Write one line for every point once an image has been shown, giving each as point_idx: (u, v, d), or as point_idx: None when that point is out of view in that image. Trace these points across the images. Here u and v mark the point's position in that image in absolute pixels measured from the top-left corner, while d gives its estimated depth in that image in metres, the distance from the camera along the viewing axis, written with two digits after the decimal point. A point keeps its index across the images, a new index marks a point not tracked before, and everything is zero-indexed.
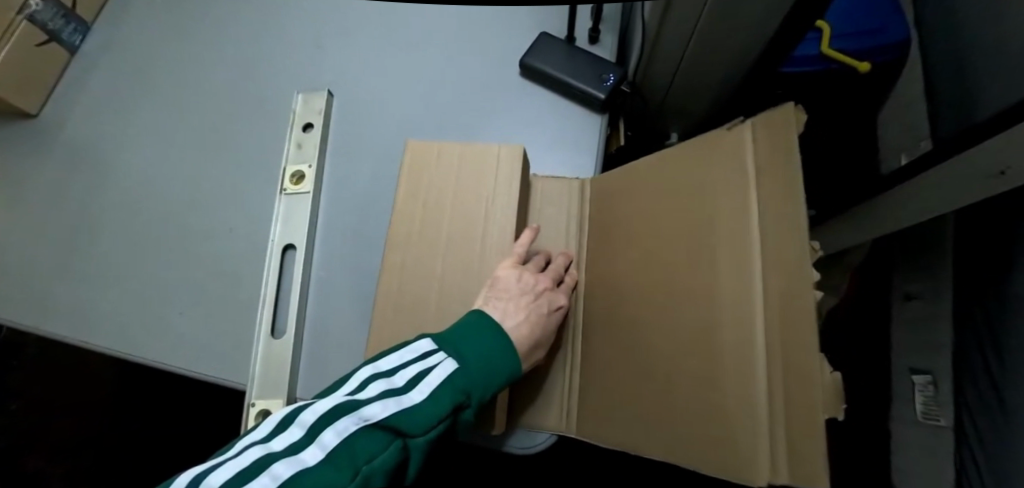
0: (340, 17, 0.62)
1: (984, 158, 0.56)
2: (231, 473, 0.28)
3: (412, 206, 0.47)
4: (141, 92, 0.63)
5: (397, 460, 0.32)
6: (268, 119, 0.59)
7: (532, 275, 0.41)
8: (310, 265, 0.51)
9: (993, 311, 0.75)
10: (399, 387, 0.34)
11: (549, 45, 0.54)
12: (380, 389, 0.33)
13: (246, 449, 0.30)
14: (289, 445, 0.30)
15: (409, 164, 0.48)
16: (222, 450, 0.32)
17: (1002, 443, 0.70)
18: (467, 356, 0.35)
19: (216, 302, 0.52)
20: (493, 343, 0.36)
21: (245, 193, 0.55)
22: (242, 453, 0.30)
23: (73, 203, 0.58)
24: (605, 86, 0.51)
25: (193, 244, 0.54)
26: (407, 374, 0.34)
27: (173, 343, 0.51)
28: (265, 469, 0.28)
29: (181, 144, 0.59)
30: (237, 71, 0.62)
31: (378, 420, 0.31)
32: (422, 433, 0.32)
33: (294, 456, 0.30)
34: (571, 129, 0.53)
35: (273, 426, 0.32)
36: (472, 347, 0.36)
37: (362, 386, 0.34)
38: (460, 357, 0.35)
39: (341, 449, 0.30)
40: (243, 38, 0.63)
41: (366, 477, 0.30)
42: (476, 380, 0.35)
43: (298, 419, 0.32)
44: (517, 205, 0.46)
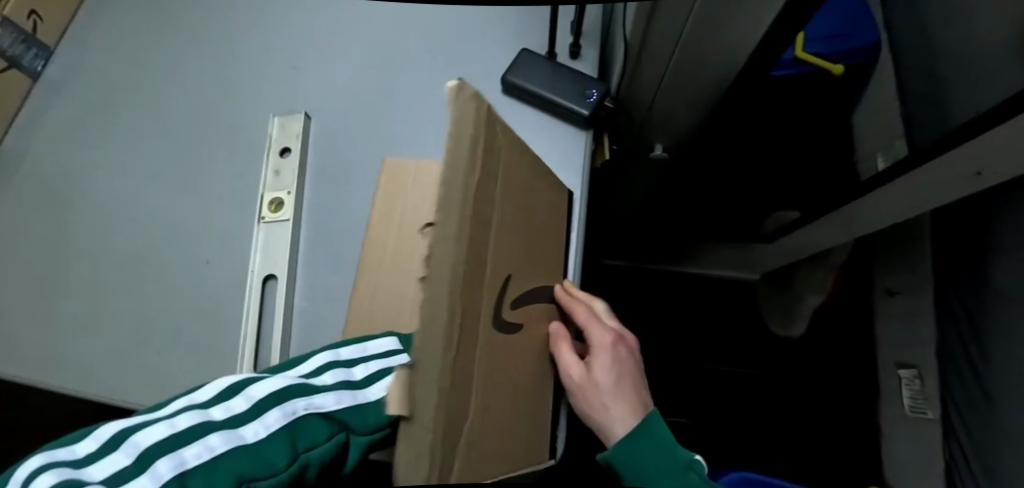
0: (314, 36, 0.60)
1: (964, 159, 0.57)
2: (165, 432, 0.24)
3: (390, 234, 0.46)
4: (107, 122, 0.60)
5: (337, 454, 0.30)
6: (243, 145, 0.57)
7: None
8: (293, 295, 0.49)
9: (973, 307, 0.77)
10: (356, 381, 0.34)
11: (530, 61, 0.53)
12: (338, 378, 0.33)
13: (180, 413, 0.26)
14: (229, 417, 0.26)
15: (386, 183, 0.49)
16: (138, 414, 0.27)
17: (988, 434, 0.71)
18: None
19: (194, 336, 0.50)
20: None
21: (221, 224, 0.53)
22: (172, 417, 0.26)
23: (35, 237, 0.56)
24: (589, 102, 0.50)
25: (167, 282, 0.52)
26: (365, 369, 0.36)
27: (150, 382, 0.49)
28: (199, 437, 0.24)
29: (152, 175, 0.57)
30: (208, 94, 0.60)
31: (331, 410, 0.30)
32: (369, 432, 0.32)
33: (231, 430, 0.26)
34: (556, 145, 0.52)
35: (215, 395, 0.28)
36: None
37: (317, 373, 0.34)
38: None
39: (285, 432, 0.27)
40: (214, 60, 0.61)
41: (302, 465, 0.27)
42: None
43: (243, 392, 0.28)
44: None
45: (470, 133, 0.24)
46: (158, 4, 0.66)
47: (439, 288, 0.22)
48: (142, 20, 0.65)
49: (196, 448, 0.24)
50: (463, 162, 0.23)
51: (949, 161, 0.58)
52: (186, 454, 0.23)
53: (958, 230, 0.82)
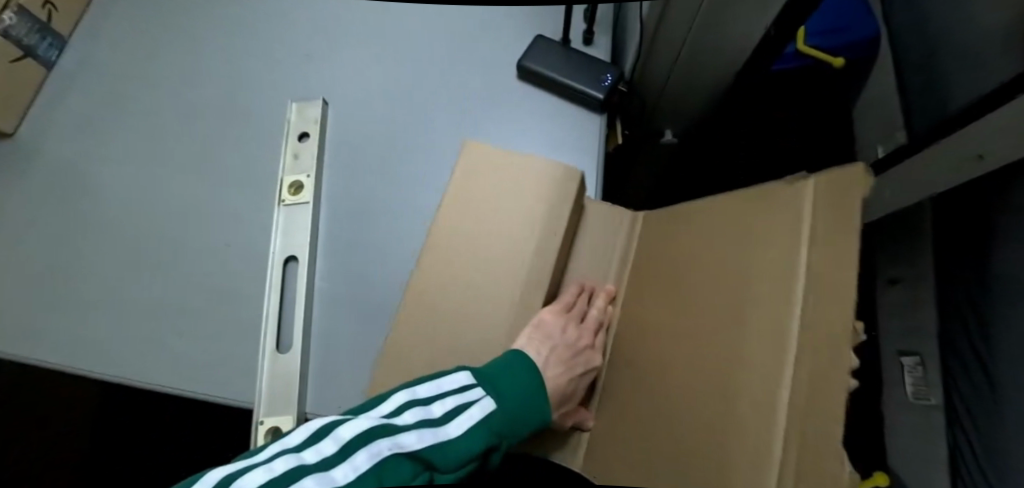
0: (331, 26, 0.61)
1: (968, 143, 0.58)
2: (263, 477, 0.29)
3: (464, 217, 0.46)
4: (127, 111, 0.61)
5: None
6: (263, 132, 0.58)
7: (576, 329, 0.44)
8: (314, 277, 0.50)
9: (976, 293, 0.78)
10: (436, 418, 0.35)
11: (545, 47, 0.54)
12: (417, 417, 0.35)
13: (278, 457, 0.31)
14: (320, 459, 0.31)
15: (463, 168, 0.48)
16: (252, 453, 0.33)
17: (993, 418, 0.72)
18: (505, 397, 0.37)
19: (217, 320, 0.50)
20: (532, 386, 0.39)
21: (243, 209, 0.54)
22: (271, 460, 0.31)
23: (52, 221, 0.56)
24: (604, 86, 0.52)
25: (188, 265, 0.52)
26: (445, 405, 0.36)
27: (171, 365, 0.49)
28: (295, 482, 0.29)
29: (172, 162, 0.58)
30: (225, 84, 0.61)
31: (412, 449, 0.33)
32: (452, 470, 0.34)
33: (324, 472, 0.31)
34: (571, 129, 0.53)
35: (305, 438, 0.33)
36: (510, 387, 0.38)
37: (399, 411, 0.35)
38: (498, 398, 0.37)
39: (370, 475, 0.31)
40: (231, 50, 0.62)
41: None
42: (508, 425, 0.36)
43: (332, 433, 0.32)
44: (557, 213, 0.46)
45: (825, 210, 0.28)
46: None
47: (816, 337, 0.25)
48: (159, 11, 0.66)
49: None
50: (830, 230, 0.27)
51: (954, 144, 0.60)
52: None
53: (958, 218, 0.84)
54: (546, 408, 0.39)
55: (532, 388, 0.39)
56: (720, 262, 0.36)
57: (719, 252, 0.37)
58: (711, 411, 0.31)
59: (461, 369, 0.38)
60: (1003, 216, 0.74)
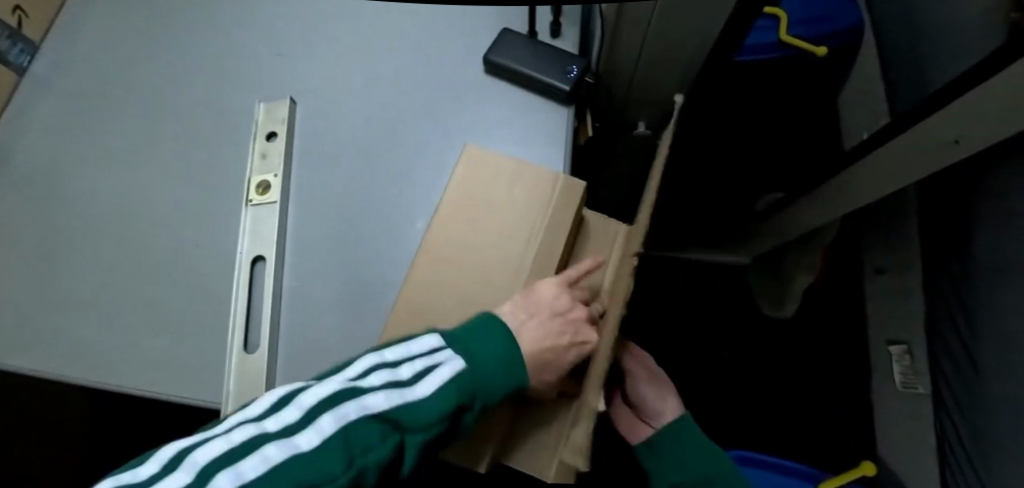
0: (298, 25, 0.61)
1: (945, 127, 0.58)
2: (221, 449, 0.30)
3: (451, 229, 0.45)
4: (96, 113, 0.60)
5: (392, 455, 0.32)
6: (231, 131, 0.57)
7: (568, 300, 0.40)
8: (281, 277, 0.50)
9: (960, 278, 0.78)
10: (404, 380, 0.34)
11: (511, 40, 0.54)
12: (384, 379, 0.34)
13: (239, 427, 0.32)
14: (282, 427, 0.31)
15: (467, 168, 0.48)
16: (224, 421, 0.34)
17: (980, 405, 0.72)
18: (478, 358, 0.35)
19: (182, 321, 0.50)
20: (505, 348, 0.36)
21: (210, 209, 0.54)
22: (233, 430, 0.32)
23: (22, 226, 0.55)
24: (570, 78, 0.51)
25: (157, 265, 0.52)
26: (413, 367, 0.35)
27: (136, 367, 0.48)
28: (254, 450, 0.29)
29: (141, 163, 0.57)
30: (194, 85, 0.60)
31: (380, 411, 0.32)
32: (421, 430, 0.33)
33: (287, 439, 0.31)
34: (538, 122, 0.53)
35: (269, 406, 0.33)
36: (483, 349, 0.36)
37: (365, 375, 0.35)
38: (470, 358, 0.35)
39: (335, 438, 0.31)
40: (199, 51, 0.62)
41: (359, 470, 0.31)
42: (482, 384, 0.34)
43: (297, 402, 0.33)
44: (530, 215, 0.46)
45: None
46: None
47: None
48: (127, 14, 0.65)
49: (251, 460, 0.29)
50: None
51: (930, 129, 0.59)
52: (243, 468, 0.28)
53: (943, 204, 0.83)
54: (522, 370, 0.35)
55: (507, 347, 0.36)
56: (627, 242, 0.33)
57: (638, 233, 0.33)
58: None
59: (431, 331, 0.37)
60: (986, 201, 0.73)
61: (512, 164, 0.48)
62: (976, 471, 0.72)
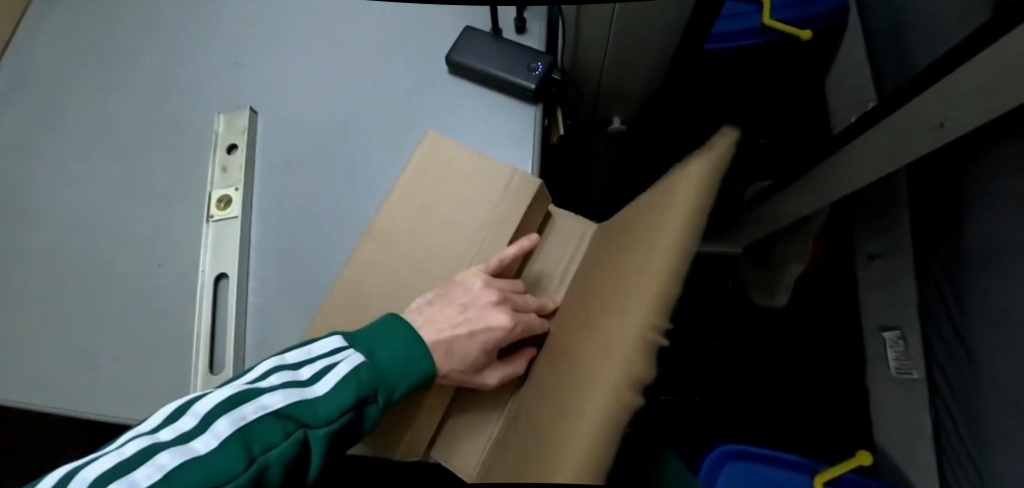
0: (257, 32, 0.59)
1: (929, 109, 0.56)
2: (113, 461, 0.28)
3: (406, 212, 0.44)
4: (57, 130, 0.59)
5: (296, 451, 0.31)
6: (193, 144, 0.55)
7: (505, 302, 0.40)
8: (245, 293, 0.48)
9: (950, 261, 0.77)
10: (305, 379, 0.34)
11: (473, 39, 0.52)
12: (283, 379, 0.34)
13: (131, 441, 0.30)
14: (178, 434, 0.30)
15: (422, 158, 0.46)
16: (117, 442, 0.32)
17: (975, 390, 0.70)
18: (379, 355, 0.35)
19: (146, 343, 0.48)
20: (407, 344, 0.36)
21: (173, 224, 0.52)
22: (125, 444, 0.30)
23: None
24: (535, 76, 0.49)
25: (122, 285, 0.51)
26: (314, 367, 0.35)
27: (101, 392, 0.48)
28: (149, 459, 0.28)
29: (103, 180, 0.55)
30: (153, 98, 0.58)
31: (277, 408, 0.31)
32: (324, 424, 0.32)
33: (183, 445, 0.29)
34: (504, 122, 0.51)
35: (163, 419, 0.32)
36: (385, 348, 0.36)
37: (263, 377, 0.34)
38: (371, 355, 0.35)
39: (233, 438, 0.29)
40: (160, 61, 0.60)
41: (260, 467, 0.30)
42: (385, 376, 0.35)
43: (192, 410, 0.31)
44: (497, 206, 0.44)
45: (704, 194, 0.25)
46: (102, 10, 0.64)
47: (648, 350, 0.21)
48: (86, 27, 0.64)
49: (143, 470, 0.27)
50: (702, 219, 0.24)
51: (914, 112, 0.57)
52: (138, 476, 0.27)
53: (933, 186, 0.81)
54: (430, 361, 0.36)
55: (409, 341, 0.36)
56: (617, 275, 0.33)
57: (626, 255, 0.34)
58: (565, 417, 0.28)
59: (334, 333, 0.37)
60: (975, 182, 0.71)
61: (472, 153, 0.46)
62: (973, 458, 0.71)
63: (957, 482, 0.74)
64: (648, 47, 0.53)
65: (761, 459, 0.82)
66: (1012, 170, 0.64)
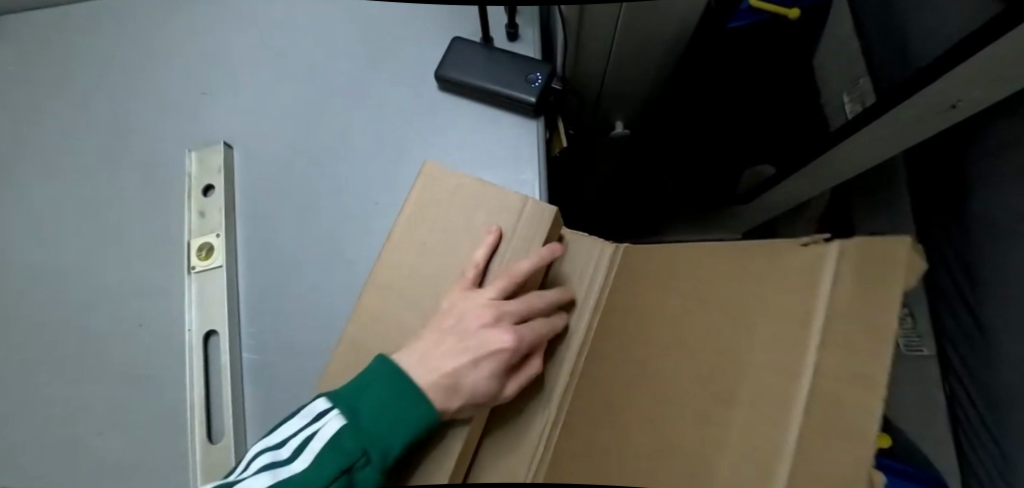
0: (221, 56, 0.53)
1: (938, 95, 0.55)
2: None
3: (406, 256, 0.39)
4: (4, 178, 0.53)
5: None
6: (163, 186, 0.50)
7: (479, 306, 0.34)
8: (237, 350, 0.44)
9: (957, 236, 0.76)
10: (284, 458, 0.31)
11: (463, 51, 0.47)
12: (263, 466, 0.31)
13: None
14: None
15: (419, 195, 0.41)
16: None
17: (990, 368, 0.70)
18: (359, 410, 0.31)
19: (129, 413, 0.44)
20: (393, 393, 0.31)
21: (151, 278, 0.48)
22: None
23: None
24: (534, 88, 0.46)
25: (100, 351, 0.46)
26: (295, 443, 0.31)
27: (82, 473, 0.43)
28: None
29: (68, 233, 0.50)
30: (108, 133, 0.53)
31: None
32: None
33: None
34: (504, 141, 0.47)
35: None
36: (366, 397, 0.31)
37: (251, 463, 0.31)
38: (352, 414, 0.30)
39: None
40: (110, 92, 0.54)
41: None
42: (374, 435, 0.30)
43: None
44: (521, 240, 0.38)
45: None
46: (39, 35, 0.57)
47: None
48: (22, 57, 0.56)
49: None
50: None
51: (925, 97, 0.56)
52: None
53: (936, 162, 0.80)
54: (428, 407, 0.30)
55: (397, 402, 0.30)
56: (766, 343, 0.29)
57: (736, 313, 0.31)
58: None
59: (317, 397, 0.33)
60: (981, 159, 0.70)
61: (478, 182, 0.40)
62: (992, 435, 0.70)
63: (977, 459, 0.73)
64: (651, 48, 0.49)
65: None
66: (1019, 144, 0.63)
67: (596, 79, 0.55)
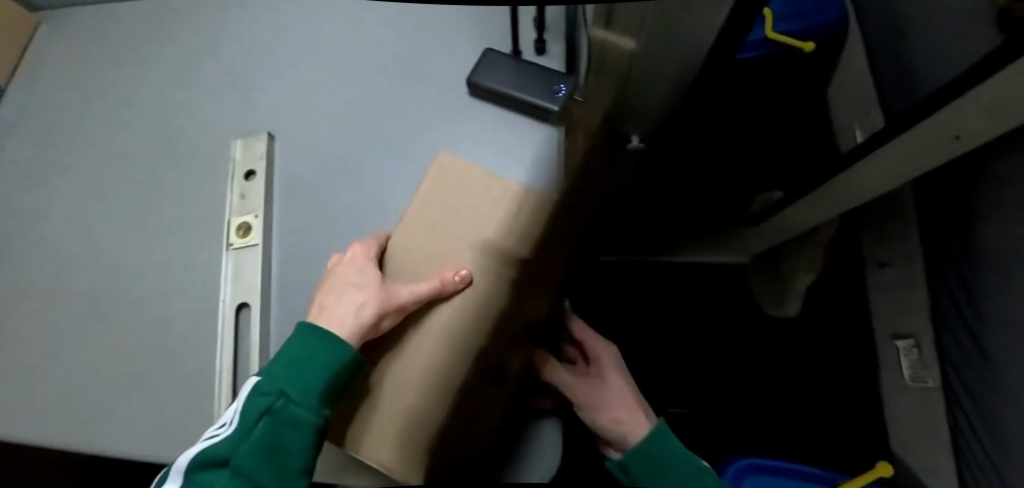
0: (266, 51, 0.59)
1: (940, 126, 0.58)
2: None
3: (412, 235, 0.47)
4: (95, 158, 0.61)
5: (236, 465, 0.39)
6: (206, 164, 0.55)
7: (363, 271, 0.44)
8: (267, 323, 0.47)
9: (964, 267, 0.77)
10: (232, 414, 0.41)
11: (494, 61, 0.51)
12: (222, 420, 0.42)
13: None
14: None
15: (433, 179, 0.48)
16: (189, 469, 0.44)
17: (992, 400, 0.70)
18: (269, 375, 0.41)
19: (162, 376, 0.48)
20: (294, 357, 0.41)
21: (193, 252, 0.52)
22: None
23: (22, 283, 0.55)
24: (558, 98, 0.49)
25: (140, 317, 0.50)
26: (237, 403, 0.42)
27: (117, 430, 0.47)
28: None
29: (134, 208, 0.56)
30: (164, 126, 0.59)
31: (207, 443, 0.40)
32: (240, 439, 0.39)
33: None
34: (527, 145, 0.51)
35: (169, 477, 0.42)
36: (278, 360, 0.42)
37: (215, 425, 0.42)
38: (263, 380, 0.41)
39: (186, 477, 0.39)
40: (189, 86, 0.60)
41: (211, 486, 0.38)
42: (282, 387, 0.40)
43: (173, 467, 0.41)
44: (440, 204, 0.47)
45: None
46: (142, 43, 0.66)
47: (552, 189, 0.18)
48: (111, 55, 0.65)
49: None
50: None
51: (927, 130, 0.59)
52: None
53: (944, 194, 0.82)
54: (325, 351, 0.40)
55: (295, 357, 0.41)
56: None
57: None
58: None
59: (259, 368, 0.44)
60: (990, 190, 0.72)
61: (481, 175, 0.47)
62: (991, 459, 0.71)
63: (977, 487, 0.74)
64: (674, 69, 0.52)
65: (785, 473, 0.80)
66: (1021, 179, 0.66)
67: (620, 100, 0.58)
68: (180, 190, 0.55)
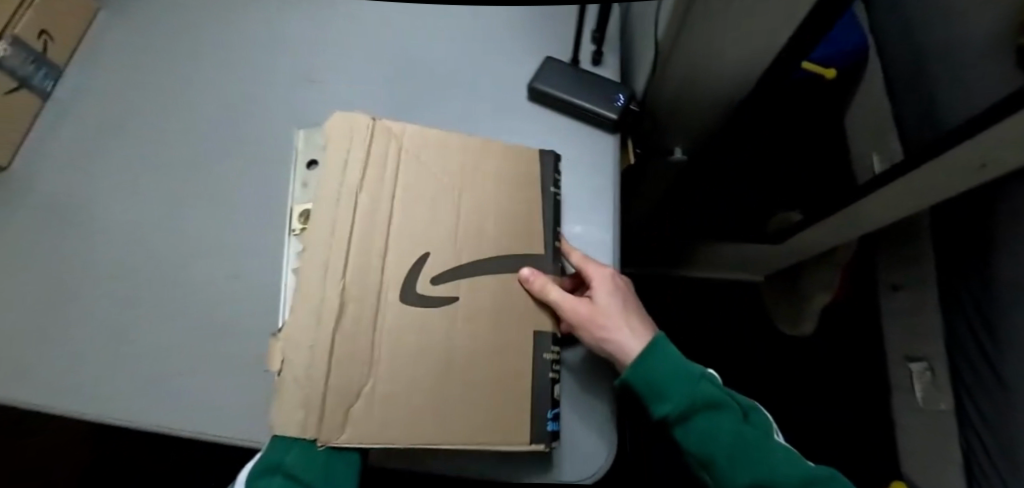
0: (333, 54, 0.65)
1: (968, 154, 0.61)
2: None
3: None
4: (154, 143, 0.62)
5: None
6: (278, 160, 0.61)
7: None
8: None
9: (979, 293, 0.80)
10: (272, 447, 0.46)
11: (555, 69, 0.56)
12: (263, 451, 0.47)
13: None
14: None
15: None
16: None
17: (1008, 421, 0.72)
18: None
19: (230, 354, 0.52)
20: None
21: (263, 242, 0.57)
22: None
23: (73, 260, 0.56)
24: (617, 106, 0.53)
25: (208, 297, 0.54)
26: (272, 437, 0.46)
27: (181, 406, 0.50)
28: None
29: (200, 194, 0.59)
30: (227, 116, 0.63)
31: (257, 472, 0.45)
32: None
33: None
34: (585, 148, 0.54)
35: None
36: None
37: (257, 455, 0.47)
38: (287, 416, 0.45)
39: None
40: (255, 80, 0.64)
41: None
42: None
43: None
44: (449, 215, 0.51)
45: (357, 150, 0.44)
46: (206, 35, 0.68)
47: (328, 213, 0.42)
48: (172, 44, 0.67)
49: None
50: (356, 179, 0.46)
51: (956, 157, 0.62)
52: None
53: (961, 221, 0.85)
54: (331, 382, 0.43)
55: None
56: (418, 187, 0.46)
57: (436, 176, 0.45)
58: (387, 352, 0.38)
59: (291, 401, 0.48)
60: (1007, 218, 0.75)
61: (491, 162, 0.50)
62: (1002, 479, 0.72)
63: None
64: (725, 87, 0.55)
65: None
66: None
67: (670, 117, 0.61)
68: (252, 184, 0.60)
